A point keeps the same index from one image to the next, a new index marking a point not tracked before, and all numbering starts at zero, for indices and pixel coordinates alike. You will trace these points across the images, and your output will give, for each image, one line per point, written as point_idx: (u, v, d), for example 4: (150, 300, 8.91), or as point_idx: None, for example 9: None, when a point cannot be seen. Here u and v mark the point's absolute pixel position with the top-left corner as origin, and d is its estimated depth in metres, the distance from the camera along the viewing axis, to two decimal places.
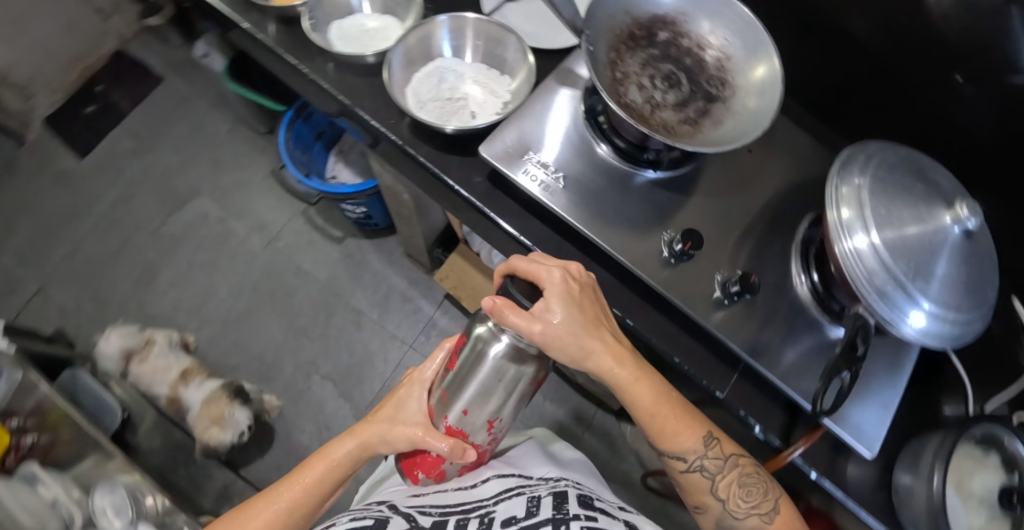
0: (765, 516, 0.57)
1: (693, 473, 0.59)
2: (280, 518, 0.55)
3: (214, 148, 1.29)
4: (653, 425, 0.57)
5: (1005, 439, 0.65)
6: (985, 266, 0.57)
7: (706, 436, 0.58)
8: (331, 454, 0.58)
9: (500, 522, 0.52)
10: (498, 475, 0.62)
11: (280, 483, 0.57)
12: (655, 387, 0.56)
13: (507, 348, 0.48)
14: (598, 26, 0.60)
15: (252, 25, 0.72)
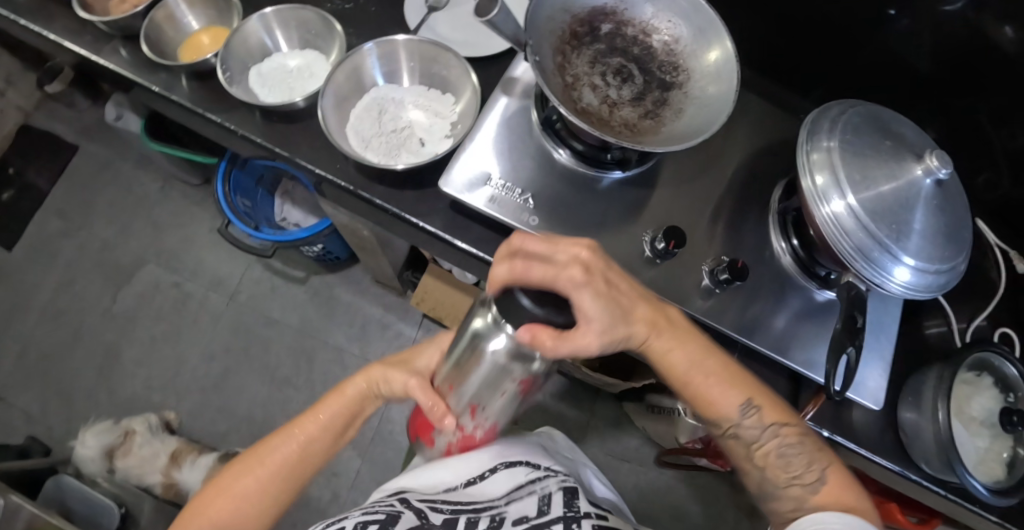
0: (809, 487, 0.47)
1: (729, 439, 0.51)
2: (295, 458, 0.51)
3: (151, 209, 1.21)
4: (689, 393, 0.51)
5: (995, 361, 0.68)
6: (960, 211, 0.56)
7: (743, 402, 0.50)
8: (347, 388, 0.53)
9: (511, 521, 0.48)
10: (506, 464, 0.55)
11: (289, 425, 0.52)
12: (686, 351, 0.50)
13: (507, 349, 0.37)
14: (538, 29, 0.56)
15: (162, 87, 0.66)
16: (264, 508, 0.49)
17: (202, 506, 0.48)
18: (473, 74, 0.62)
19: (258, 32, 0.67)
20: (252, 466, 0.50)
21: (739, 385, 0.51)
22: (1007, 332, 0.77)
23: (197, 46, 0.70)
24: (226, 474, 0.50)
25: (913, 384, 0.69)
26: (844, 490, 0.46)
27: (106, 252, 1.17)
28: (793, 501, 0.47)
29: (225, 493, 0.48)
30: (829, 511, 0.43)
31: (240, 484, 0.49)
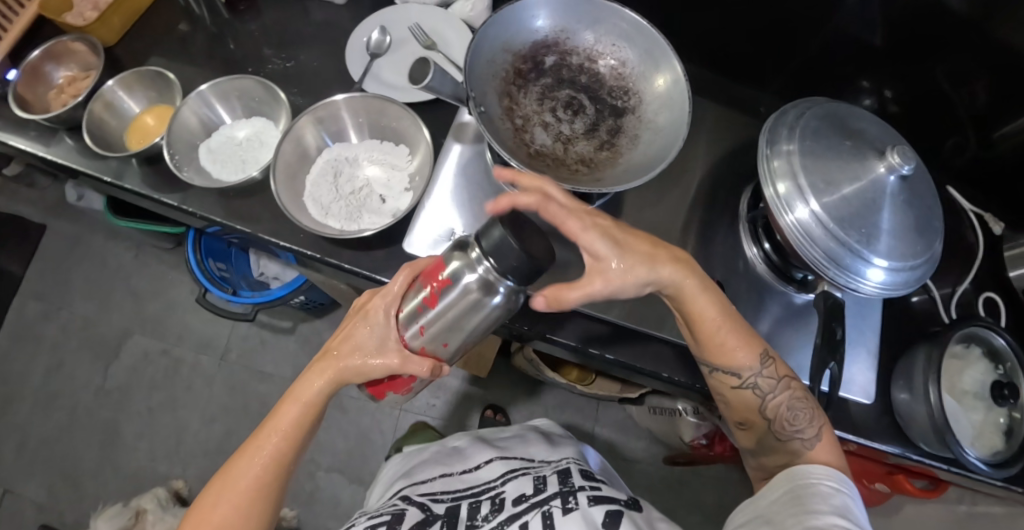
0: (808, 441, 0.50)
1: (745, 389, 0.52)
2: (265, 477, 0.49)
3: (132, 281, 1.22)
4: (708, 339, 0.51)
5: (985, 334, 0.67)
6: (926, 201, 0.56)
7: (761, 357, 0.51)
8: (303, 395, 0.50)
9: (512, 500, 0.59)
10: (501, 457, 0.71)
11: (252, 442, 0.50)
12: (717, 304, 0.51)
13: (479, 280, 0.43)
14: (479, 76, 0.55)
15: (114, 177, 0.65)
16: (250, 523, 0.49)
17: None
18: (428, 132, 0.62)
19: (198, 111, 0.67)
20: (224, 492, 0.48)
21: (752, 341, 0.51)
22: (992, 297, 0.76)
23: (144, 131, 0.69)
24: (201, 501, 0.48)
25: (902, 366, 0.69)
26: (835, 448, 0.50)
27: (94, 329, 1.19)
28: (788, 455, 0.50)
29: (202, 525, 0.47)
30: (814, 465, 0.48)
31: (216, 514, 0.47)
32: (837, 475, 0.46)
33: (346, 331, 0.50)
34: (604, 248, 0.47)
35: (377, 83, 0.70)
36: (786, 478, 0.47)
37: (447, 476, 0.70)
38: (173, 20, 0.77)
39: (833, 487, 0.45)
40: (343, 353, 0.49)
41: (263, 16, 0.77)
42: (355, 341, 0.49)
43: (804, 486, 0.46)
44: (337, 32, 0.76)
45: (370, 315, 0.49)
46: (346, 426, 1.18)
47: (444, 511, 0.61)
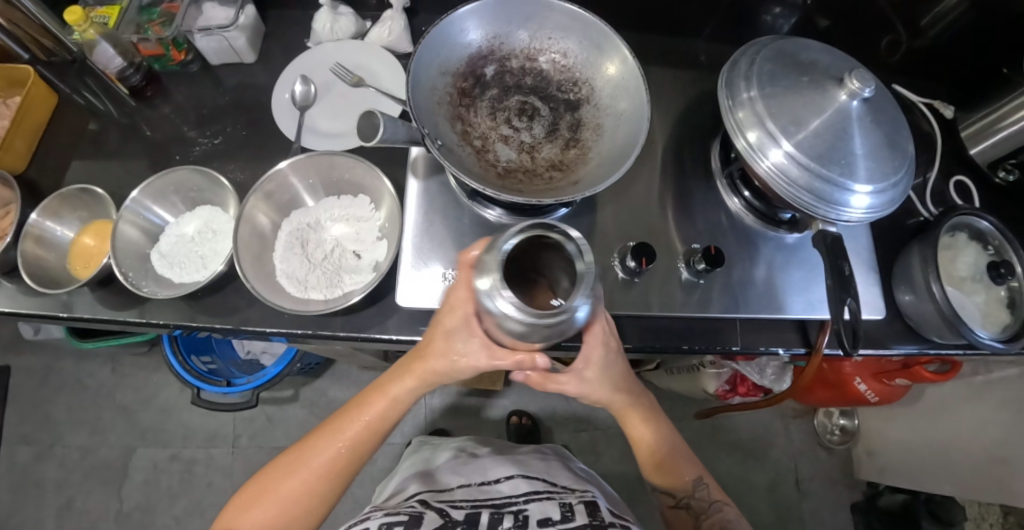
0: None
1: (684, 503, 0.63)
2: (342, 461, 0.53)
3: (119, 396, 1.18)
4: (650, 459, 0.63)
5: (973, 219, 0.69)
6: (889, 117, 0.57)
7: (697, 476, 0.64)
8: (392, 394, 0.52)
9: (536, 521, 0.61)
10: (523, 475, 0.73)
11: (335, 427, 0.54)
12: (664, 437, 0.63)
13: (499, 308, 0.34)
14: (428, 107, 0.53)
15: (67, 312, 0.61)
16: (314, 504, 0.53)
17: (259, 500, 0.52)
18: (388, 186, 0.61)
19: (138, 220, 0.63)
20: (302, 465, 0.53)
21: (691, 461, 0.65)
22: (962, 181, 0.76)
23: (88, 254, 0.65)
24: (279, 467, 0.54)
25: (899, 269, 0.70)
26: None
27: (98, 454, 1.14)
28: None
29: (275, 490, 0.52)
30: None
31: (286, 486, 0.52)
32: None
33: (439, 346, 0.46)
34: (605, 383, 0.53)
35: (315, 136, 0.67)
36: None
37: (468, 486, 0.71)
38: (79, 126, 0.71)
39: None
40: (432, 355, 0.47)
41: (173, 96, 0.72)
42: (448, 362, 0.46)
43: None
44: (257, 93, 0.71)
45: (455, 328, 0.44)
46: (379, 475, 1.16)
47: (463, 517, 0.62)
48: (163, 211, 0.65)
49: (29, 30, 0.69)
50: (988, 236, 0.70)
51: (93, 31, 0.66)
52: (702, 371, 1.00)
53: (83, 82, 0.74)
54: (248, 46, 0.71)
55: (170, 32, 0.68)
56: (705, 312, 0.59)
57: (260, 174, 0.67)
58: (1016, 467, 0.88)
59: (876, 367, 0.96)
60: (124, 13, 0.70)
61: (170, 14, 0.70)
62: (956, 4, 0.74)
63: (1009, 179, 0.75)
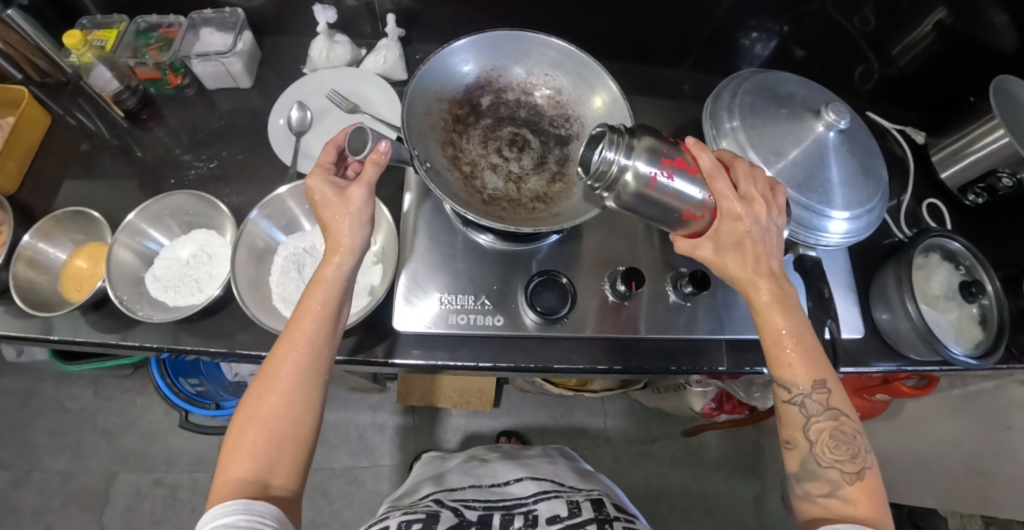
0: (849, 475, 0.45)
1: (790, 406, 0.47)
2: (308, 365, 0.46)
3: (102, 419, 1.16)
4: (774, 350, 0.48)
5: (944, 242, 0.73)
6: (863, 147, 0.61)
7: (816, 380, 0.47)
8: (324, 275, 0.48)
9: (545, 518, 0.62)
10: (532, 476, 0.73)
11: (289, 331, 0.47)
12: (797, 329, 0.47)
13: (625, 187, 0.45)
14: (419, 132, 0.55)
15: (56, 337, 0.60)
16: (298, 426, 0.45)
17: (235, 449, 0.43)
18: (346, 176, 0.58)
19: (132, 242, 0.63)
20: (267, 390, 0.45)
21: (816, 365, 0.47)
22: (934, 203, 0.80)
23: (81, 276, 0.65)
24: (245, 405, 0.45)
25: (877, 289, 0.73)
26: (877, 504, 0.44)
27: (78, 480, 1.11)
28: (825, 483, 0.45)
29: (251, 422, 0.44)
30: (847, 525, 0.43)
31: (264, 409, 0.44)
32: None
33: (335, 224, 0.49)
34: (731, 251, 0.48)
35: (311, 162, 0.68)
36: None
37: (478, 488, 0.71)
38: (72, 148, 0.71)
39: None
40: (338, 236, 0.49)
41: (169, 120, 0.73)
42: (353, 233, 0.49)
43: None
44: (253, 118, 0.73)
45: (349, 208, 0.49)
46: (369, 498, 1.15)
47: (476, 517, 0.63)
48: (159, 234, 0.66)
49: (24, 52, 0.69)
50: (958, 257, 0.74)
51: (90, 54, 0.67)
52: (689, 390, 1.01)
53: (76, 104, 0.74)
54: (245, 72, 0.72)
55: (168, 57, 0.69)
56: (690, 334, 0.62)
57: (256, 198, 0.68)
58: (994, 476, 0.92)
59: (858, 383, 0.98)
60: (121, 38, 0.70)
61: (168, 39, 0.71)
62: (923, 36, 0.76)
63: (979, 201, 0.79)
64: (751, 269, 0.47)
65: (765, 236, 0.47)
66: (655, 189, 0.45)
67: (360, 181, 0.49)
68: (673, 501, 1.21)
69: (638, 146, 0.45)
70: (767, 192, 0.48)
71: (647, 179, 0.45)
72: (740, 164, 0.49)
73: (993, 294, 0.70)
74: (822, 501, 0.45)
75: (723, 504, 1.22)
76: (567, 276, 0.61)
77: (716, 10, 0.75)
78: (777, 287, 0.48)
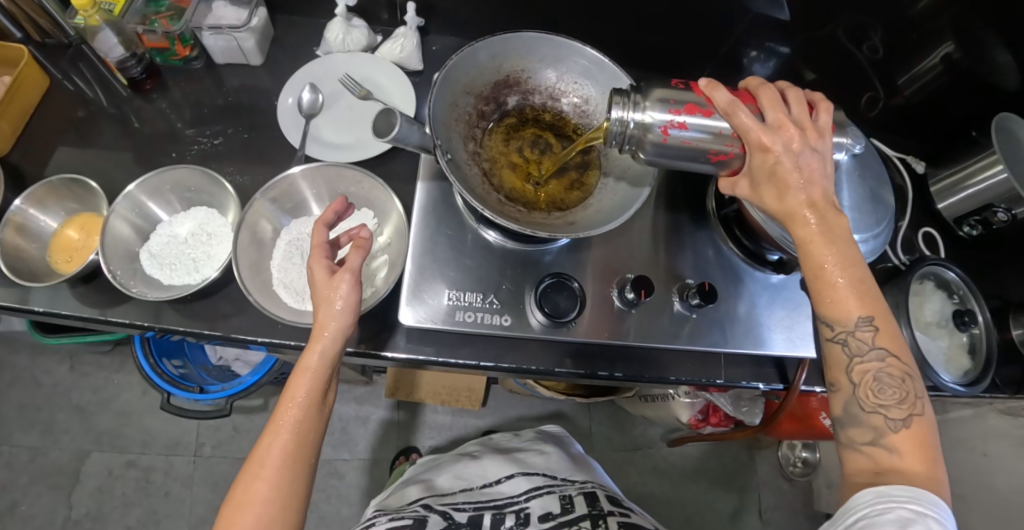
0: (894, 422, 0.43)
1: (833, 344, 0.46)
2: (292, 450, 0.46)
3: (75, 395, 1.12)
4: (818, 286, 0.46)
5: (941, 270, 0.74)
6: (874, 171, 0.62)
7: (864, 316, 0.45)
8: (307, 364, 0.48)
9: (538, 518, 0.61)
10: (522, 472, 0.71)
11: (273, 419, 0.47)
12: (841, 257, 0.45)
13: (644, 139, 0.47)
14: (445, 128, 0.54)
15: (36, 308, 0.58)
16: (289, 506, 0.45)
17: None
18: (343, 249, 0.59)
19: (130, 215, 0.62)
20: (253, 477, 0.45)
21: (867, 297, 0.45)
22: (929, 232, 0.81)
23: (72, 247, 0.63)
24: (236, 489, 0.45)
25: None
26: (928, 458, 0.42)
27: (48, 457, 1.08)
28: (868, 430, 0.44)
29: (240, 508, 0.43)
30: (890, 483, 0.41)
31: (254, 493, 0.44)
32: (923, 497, 0.39)
33: (324, 307, 0.48)
34: (766, 182, 0.46)
35: (320, 146, 0.66)
36: (863, 499, 0.41)
37: (469, 490, 0.70)
38: (69, 114, 0.69)
39: (915, 513, 0.38)
40: (324, 321, 0.48)
41: (172, 92, 0.71)
42: (338, 320, 0.48)
43: (881, 514, 0.39)
44: (260, 97, 0.71)
45: (336, 292, 0.49)
46: (348, 492, 1.13)
47: (466, 519, 0.62)
48: (156, 209, 0.64)
49: (27, 10, 0.66)
50: (952, 286, 0.76)
51: (99, 18, 0.65)
52: (677, 400, 1.01)
53: (76, 69, 0.72)
54: (257, 49, 0.70)
55: (179, 27, 0.66)
56: (692, 344, 0.61)
57: (261, 179, 0.66)
58: (969, 503, 0.91)
59: None
60: (131, 2, 0.68)
61: (179, 8, 0.69)
62: (931, 67, 0.77)
63: (972, 233, 0.81)
64: (791, 199, 0.45)
65: (802, 163, 0.45)
66: (669, 140, 0.47)
67: (346, 267, 0.49)
68: (653, 509, 1.22)
69: (644, 102, 0.46)
70: (799, 117, 0.46)
71: (659, 132, 0.46)
72: (764, 90, 0.47)
73: (985, 324, 0.72)
74: (867, 450, 0.44)
75: (701, 515, 1.23)
76: (576, 280, 0.61)
77: (736, 28, 0.75)
78: (820, 207, 0.45)
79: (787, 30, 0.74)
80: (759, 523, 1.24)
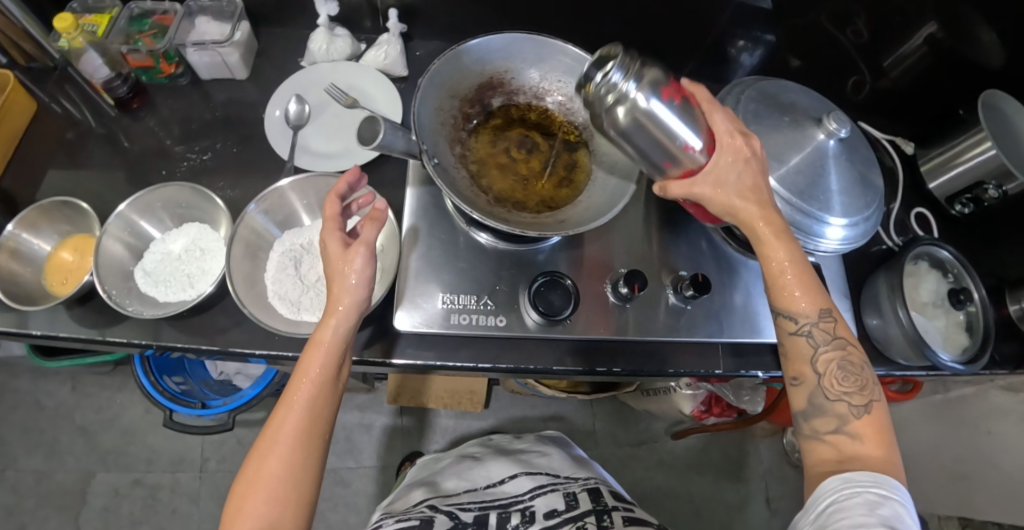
0: (856, 409, 0.44)
1: (797, 337, 0.48)
2: (306, 426, 0.46)
3: (78, 416, 1.12)
4: (774, 283, 0.49)
5: (935, 250, 0.75)
6: (862, 155, 0.63)
7: (821, 310, 0.47)
8: (322, 336, 0.48)
9: (542, 514, 0.61)
10: (526, 471, 0.71)
11: (286, 395, 0.47)
12: (793, 254, 0.48)
13: (630, 109, 0.43)
14: (430, 132, 0.54)
15: (33, 332, 0.58)
16: (303, 481, 0.45)
17: (235, 514, 0.43)
18: (356, 217, 0.60)
19: (123, 234, 0.62)
20: (266, 453, 0.45)
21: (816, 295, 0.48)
22: (922, 213, 0.81)
23: (66, 269, 0.63)
24: (248, 466, 0.45)
25: (868, 295, 0.73)
26: (885, 443, 0.43)
27: (54, 480, 1.08)
28: (833, 418, 0.45)
29: (254, 482, 0.44)
30: (855, 470, 0.41)
31: (267, 468, 0.44)
32: (886, 482, 0.40)
33: (339, 281, 0.48)
34: (731, 185, 0.48)
35: (308, 156, 0.66)
36: (830, 487, 0.41)
37: (473, 490, 0.70)
38: (58, 136, 0.69)
39: (880, 496, 0.39)
40: (339, 295, 0.48)
41: (160, 110, 0.71)
42: (352, 294, 0.48)
43: (849, 499, 0.39)
44: (248, 110, 0.71)
45: (350, 264, 0.49)
46: (355, 500, 1.13)
47: (472, 519, 0.62)
48: (149, 227, 0.64)
49: (11, 34, 0.66)
50: (946, 265, 0.76)
51: (82, 39, 0.65)
52: (678, 392, 1.01)
53: (63, 91, 0.72)
54: (241, 63, 0.70)
55: (162, 45, 0.67)
56: (688, 336, 0.62)
57: (252, 192, 0.66)
58: (977, 480, 0.91)
59: None
60: (113, 22, 0.68)
61: (163, 26, 0.70)
62: (914, 49, 0.77)
63: (964, 212, 0.80)
64: (749, 205, 0.48)
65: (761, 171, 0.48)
66: (658, 115, 0.43)
67: (361, 241, 0.49)
68: (660, 502, 1.22)
69: (640, 70, 0.42)
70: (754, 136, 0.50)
71: (653, 106, 0.43)
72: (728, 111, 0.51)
73: (980, 303, 0.71)
74: (830, 438, 0.45)
75: (709, 506, 1.23)
76: (569, 278, 0.61)
77: (720, 19, 0.75)
78: (773, 219, 0.48)
79: (770, 19, 0.74)
80: (768, 512, 1.24)
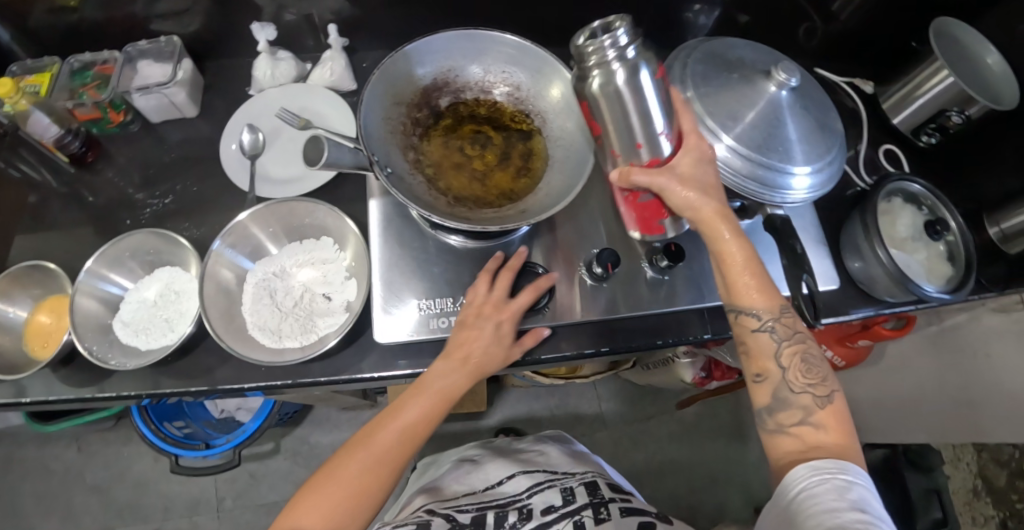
0: (820, 399, 0.46)
1: (762, 333, 0.48)
2: (391, 450, 0.52)
3: (89, 474, 1.12)
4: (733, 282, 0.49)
5: (906, 185, 0.75)
6: (817, 102, 0.63)
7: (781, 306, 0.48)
8: (437, 380, 0.54)
9: (540, 511, 0.63)
10: (523, 471, 0.72)
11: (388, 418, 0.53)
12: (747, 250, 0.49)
13: (621, 68, 0.46)
14: (379, 143, 0.54)
15: (19, 400, 0.58)
16: (372, 494, 0.51)
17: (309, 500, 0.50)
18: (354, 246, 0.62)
19: (95, 289, 0.61)
20: (350, 458, 0.51)
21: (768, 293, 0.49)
22: (890, 148, 0.82)
23: (44, 332, 0.62)
24: (333, 464, 0.52)
25: (846, 240, 0.73)
26: (846, 431, 0.45)
27: None
28: (798, 410, 0.46)
29: (329, 481, 0.50)
30: (819, 458, 0.43)
31: (346, 471, 0.51)
32: (849, 467, 0.42)
33: (469, 331, 0.55)
34: (695, 180, 0.48)
35: (268, 185, 0.66)
36: (799, 474, 0.43)
37: (472, 493, 0.70)
38: (16, 201, 0.68)
39: (847, 482, 0.40)
40: (465, 346, 0.54)
41: (116, 159, 0.70)
42: (477, 351, 0.54)
43: (818, 486, 0.41)
44: (204, 147, 0.70)
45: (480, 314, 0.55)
46: None
47: (470, 519, 0.62)
48: (121, 278, 0.64)
49: None
50: (920, 199, 0.76)
51: (24, 101, 0.63)
52: (676, 362, 1.01)
53: (16, 154, 0.71)
54: (189, 100, 0.70)
55: (107, 95, 0.66)
56: (671, 306, 0.62)
57: (219, 228, 0.66)
58: (981, 408, 0.91)
59: (837, 332, 0.89)
60: (55, 79, 0.68)
61: (105, 76, 0.69)
62: None
63: (932, 141, 0.80)
64: (712, 202, 0.48)
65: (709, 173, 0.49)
66: (641, 81, 0.46)
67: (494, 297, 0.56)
68: (675, 473, 1.23)
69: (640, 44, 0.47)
70: None
71: (643, 72, 0.46)
72: None
73: (957, 229, 0.72)
74: (795, 430, 0.45)
75: (724, 470, 1.24)
76: (543, 266, 0.61)
77: None
78: (728, 217, 0.48)
79: None
80: None
